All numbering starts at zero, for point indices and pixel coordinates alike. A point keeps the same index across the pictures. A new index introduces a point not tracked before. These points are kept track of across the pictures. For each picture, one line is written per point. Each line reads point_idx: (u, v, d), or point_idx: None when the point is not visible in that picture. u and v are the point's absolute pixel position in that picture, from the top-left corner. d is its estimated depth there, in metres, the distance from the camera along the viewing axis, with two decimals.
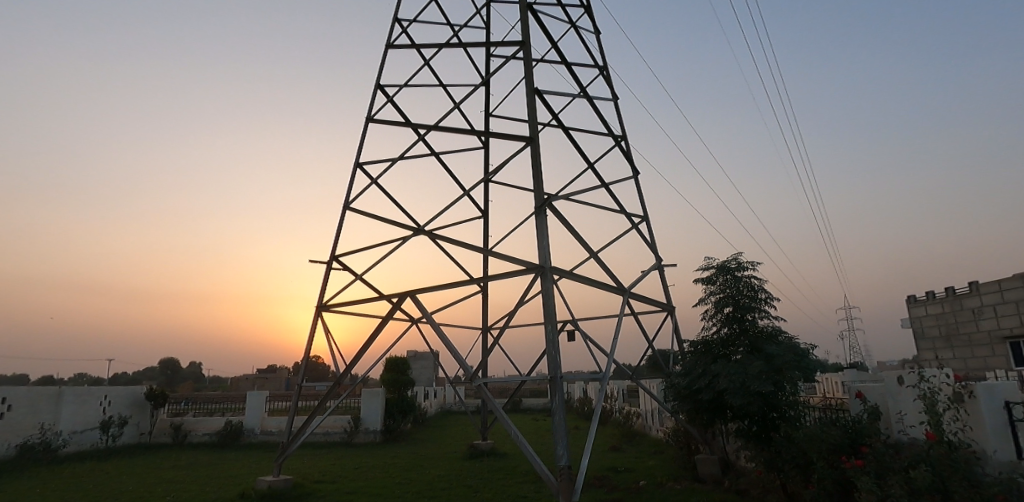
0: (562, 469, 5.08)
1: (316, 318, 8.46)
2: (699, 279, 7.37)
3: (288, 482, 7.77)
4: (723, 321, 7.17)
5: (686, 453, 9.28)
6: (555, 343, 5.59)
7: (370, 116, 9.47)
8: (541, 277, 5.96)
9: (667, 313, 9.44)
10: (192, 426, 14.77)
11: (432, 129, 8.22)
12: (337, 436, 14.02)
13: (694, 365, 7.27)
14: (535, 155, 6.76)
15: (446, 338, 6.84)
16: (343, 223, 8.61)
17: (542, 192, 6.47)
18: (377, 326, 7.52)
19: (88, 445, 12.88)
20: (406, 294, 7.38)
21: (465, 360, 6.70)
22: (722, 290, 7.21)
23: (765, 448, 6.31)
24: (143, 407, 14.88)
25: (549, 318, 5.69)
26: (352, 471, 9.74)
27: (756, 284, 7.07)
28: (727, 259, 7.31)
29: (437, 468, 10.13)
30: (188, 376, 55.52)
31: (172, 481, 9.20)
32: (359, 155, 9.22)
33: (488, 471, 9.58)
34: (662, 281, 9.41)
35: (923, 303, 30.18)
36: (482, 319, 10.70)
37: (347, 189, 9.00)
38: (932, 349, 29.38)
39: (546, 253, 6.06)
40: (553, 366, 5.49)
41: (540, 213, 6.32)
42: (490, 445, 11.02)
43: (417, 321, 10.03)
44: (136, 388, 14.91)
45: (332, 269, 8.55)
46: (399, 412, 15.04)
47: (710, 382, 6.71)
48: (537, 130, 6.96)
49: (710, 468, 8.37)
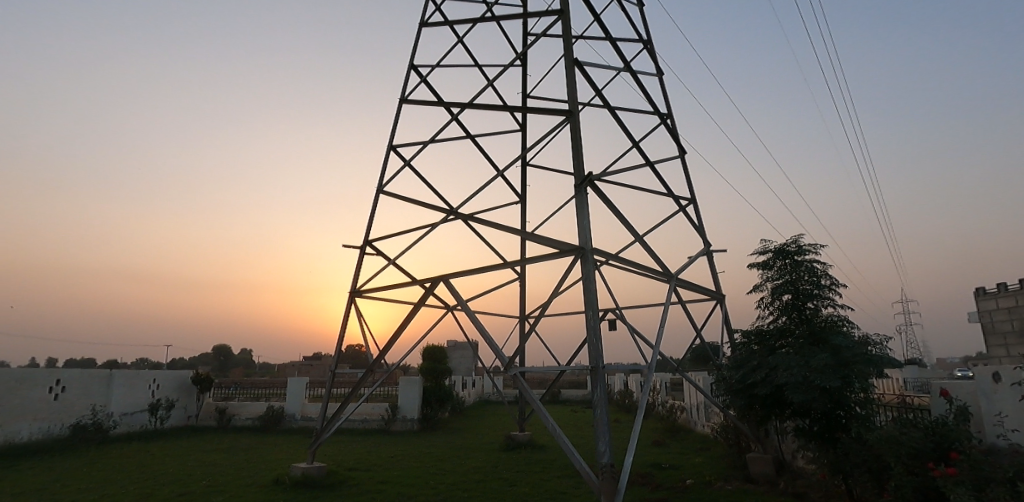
0: (604, 467, 4.68)
1: (349, 304, 8.27)
2: (755, 264, 6.78)
3: (322, 469, 7.64)
4: (780, 310, 6.58)
5: (736, 451, 8.71)
6: (597, 331, 5.16)
7: (404, 97, 9.18)
8: (582, 259, 5.52)
9: (716, 301, 8.84)
10: (236, 410, 15.07)
11: (466, 107, 7.86)
12: (375, 423, 14.00)
13: (748, 358, 6.68)
14: (574, 130, 6.29)
15: (480, 326, 6.49)
16: (377, 206, 8.37)
17: (583, 170, 6.01)
18: (410, 312, 7.26)
19: (137, 426, 13.29)
20: (439, 279, 7.07)
21: (500, 348, 6.34)
22: (780, 276, 6.60)
23: (829, 449, 5.74)
24: (190, 391, 15.28)
25: (591, 304, 5.25)
26: (388, 460, 9.59)
27: (819, 270, 6.42)
28: (786, 242, 6.67)
29: (473, 459, 9.88)
30: (238, 362, 57.62)
31: (211, 465, 9.27)
32: (393, 137, 8.98)
33: (526, 463, 9.25)
34: (711, 267, 8.81)
35: (994, 296, 28.11)
36: (519, 307, 10.34)
37: (380, 173, 8.75)
38: (1003, 345, 27.38)
39: (587, 235, 5.61)
40: (596, 355, 5.06)
41: (580, 191, 5.87)
42: (528, 436, 10.71)
43: (452, 309, 9.75)
44: (184, 372, 15.31)
45: (365, 254, 8.35)
46: (436, 401, 14.91)
47: (765, 376, 6.15)
48: (577, 105, 6.48)
49: (763, 468, 7.81)
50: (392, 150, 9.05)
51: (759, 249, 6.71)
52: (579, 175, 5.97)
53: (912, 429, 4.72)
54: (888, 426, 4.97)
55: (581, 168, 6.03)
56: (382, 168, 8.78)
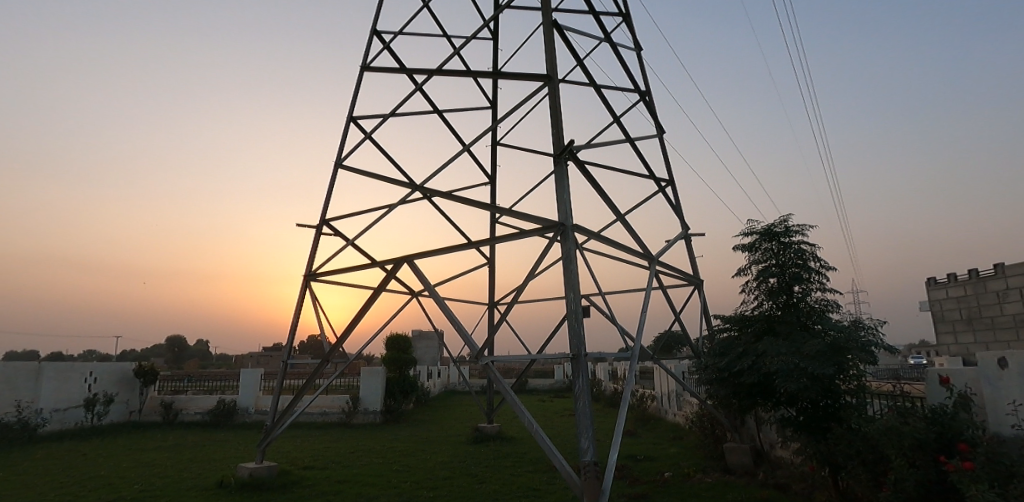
0: (587, 466, 4.21)
1: (303, 288, 7.56)
2: (740, 246, 6.40)
3: (273, 469, 7.00)
4: (766, 293, 6.23)
5: (712, 441, 8.42)
6: (580, 315, 4.65)
7: (364, 64, 8.42)
8: (561, 237, 5.01)
9: (694, 287, 8.50)
10: (184, 405, 14.09)
11: (433, 74, 7.20)
12: (335, 416, 13.27)
13: (732, 345, 6.32)
14: (555, 97, 5.73)
15: (447, 312, 5.90)
16: (334, 182, 7.65)
17: (563, 141, 5.47)
18: (370, 296, 6.61)
19: (71, 424, 12.21)
20: (402, 260, 6.44)
21: (469, 336, 5.78)
22: (766, 259, 6.24)
23: (817, 440, 5.42)
24: (132, 385, 14.18)
25: (571, 287, 4.75)
26: (347, 456, 8.97)
27: (807, 251, 6.08)
28: (772, 223, 6.31)
29: (439, 453, 9.36)
30: (193, 354, 55.18)
31: (149, 466, 8.44)
32: (353, 108, 8.24)
33: (495, 457, 8.79)
34: (690, 251, 8.45)
35: (944, 286, 29.22)
36: (488, 293, 9.79)
37: (339, 146, 8.00)
38: (952, 332, 28.44)
39: (568, 211, 5.09)
40: (577, 341, 4.57)
41: (559, 163, 5.33)
42: (496, 428, 10.24)
43: (416, 295, 9.14)
44: (125, 364, 14.20)
45: (320, 235, 7.63)
46: (400, 392, 14.27)
47: (752, 363, 5.78)
48: (556, 71, 5.90)
49: (741, 458, 7.55)
50: (352, 122, 8.32)
51: (744, 230, 6.33)
52: (559, 146, 5.43)
53: (914, 420, 4.41)
54: (884, 416, 4.67)
55: (561, 139, 5.48)
56: (340, 142, 8.04)
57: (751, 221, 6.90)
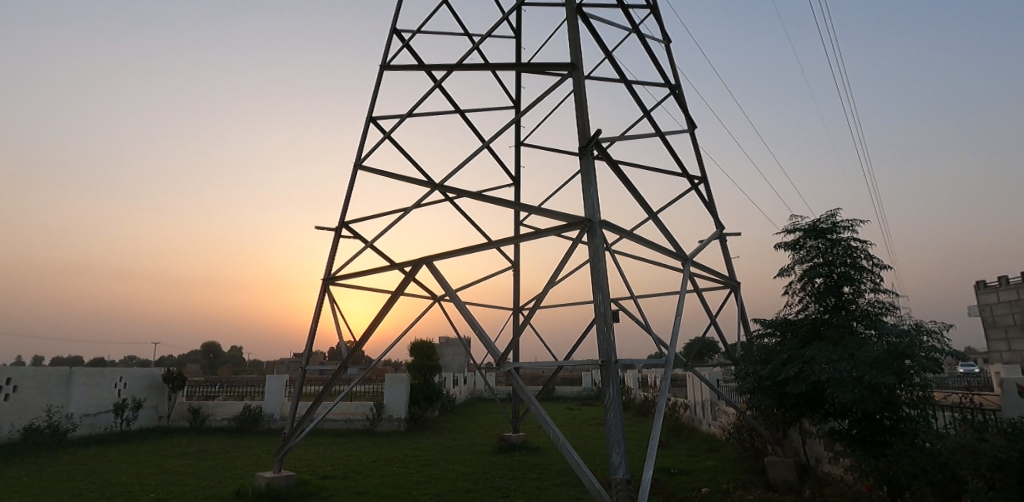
0: (619, 484, 3.82)
1: (322, 292, 7.36)
2: (782, 244, 5.94)
3: (291, 479, 6.80)
4: (812, 296, 5.76)
5: (752, 454, 7.91)
6: (610, 318, 4.28)
7: (384, 63, 8.23)
8: (589, 234, 4.64)
9: (729, 289, 8.02)
10: (211, 411, 14.12)
11: (453, 70, 6.95)
12: (359, 423, 13.08)
13: (776, 351, 5.85)
14: (580, 86, 5.38)
15: (468, 316, 5.60)
16: (353, 183, 7.46)
17: (589, 132, 5.12)
18: (389, 299, 6.35)
19: (101, 428, 12.31)
20: (421, 261, 6.15)
21: (491, 340, 5.45)
22: (812, 258, 5.76)
23: (876, 457, 4.90)
24: (161, 390, 14.29)
25: (600, 288, 4.39)
26: (368, 465, 8.73)
27: (857, 249, 5.59)
28: (818, 219, 5.83)
29: (462, 463, 9.05)
30: (226, 360, 56.28)
31: (170, 473, 8.34)
32: (372, 108, 8.04)
33: (521, 469, 8.43)
34: (724, 251, 7.98)
35: (995, 290, 27.70)
36: (513, 298, 9.48)
37: (358, 147, 7.81)
38: (1003, 339, 26.89)
39: (595, 206, 4.73)
40: (607, 346, 4.19)
41: (585, 155, 4.98)
42: (522, 438, 9.88)
43: (438, 300, 8.88)
44: (154, 369, 14.34)
45: (339, 238, 7.43)
46: (424, 400, 14.02)
47: (800, 371, 5.29)
48: (581, 60, 5.56)
49: (784, 473, 7.06)
50: (372, 122, 8.13)
51: (786, 227, 5.87)
52: (585, 138, 5.07)
53: (993, 436, 3.91)
54: (956, 432, 4.16)
55: (587, 131, 5.14)
56: (360, 142, 7.84)
57: (794, 217, 6.42)
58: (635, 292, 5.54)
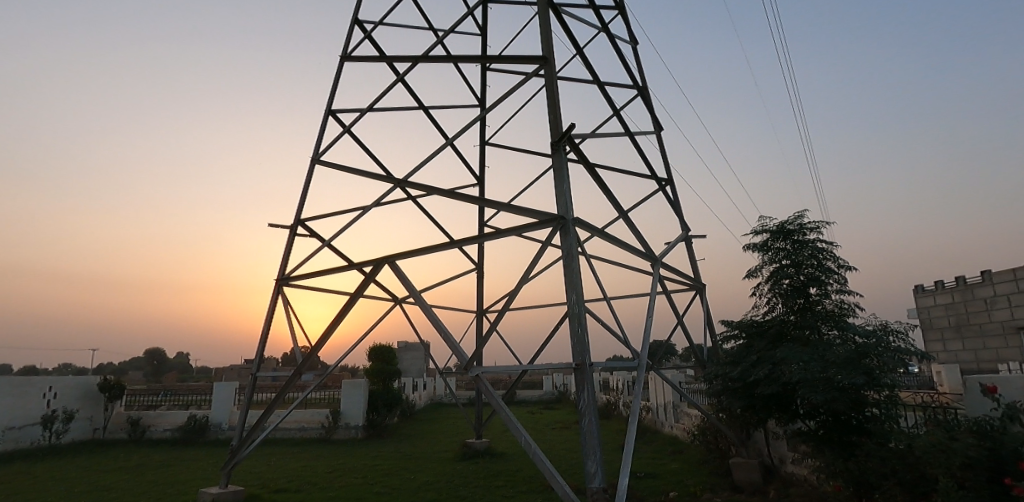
0: (595, 493, 3.63)
1: (276, 293, 6.93)
2: (751, 246, 5.93)
3: (239, 494, 6.35)
4: (780, 297, 5.76)
5: (716, 456, 7.93)
6: (584, 319, 4.10)
7: (344, 54, 7.86)
8: (561, 232, 4.45)
9: (695, 291, 8.01)
10: (153, 421, 13.24)
11: (418, 61, 6.67)
12: (315, 432, 12.51)
13: (745, 353, 5.82)
14: (551, 80, 5.21)
15: (432, 318, 5.32)
16: (310, 179, 7.06)
17: (561, 127, 4.95)
18: (348, 301, 6.00)
19: (27, 443, 11.33)
20: (383, 261, 5.83)
21: (457, 343, 5.19)
22: (780, 259, 5.77)
23: (844, 457, 4.91)
24: (97, 400, 13.31)
25: (573, 288, 4.21)
26: (325, 476, 8.29)
27: (823, 251, 5.62)
28: (785, 220, 5.84)
29: (424, 471, 8.73)
30: (172, 367, 53.64)
31: (104, 490, 7.68)
32: (331, 100, 7.66)
33: (485, 476, 8.18)
34: (690, 253, 7.97)
35: (932, 293, 29.27)
36: (477, 300, 9.23)
37: (316, 140, 7.41)
38: (940, 339, 28.40)
39: (568, 203, 4.54)
40: (581, 347, 4.01)
41: (558, 151, 4.79)
42: (486, 444, 9.62)
43: (399, 302, 8.53)
44: (89, 378, 13.35)
45: (294, 236, 7.01)
46: (383, 406, 13.57)
47: (770, 372, 5.27)
48: (552, 54, 5.39)
49: (749, 474, 7.08)
50: (331, 115, 7.74)
51: (754, 228, 5.86)
52: (557, 133, 4.89)
53: (962, 435, 3.94)
54: (925, 431, 4.18)
55: (559, 126, 4.96)
56: (318, 136, 7.44)
57: (761, 219, 6.42)
58: (607, 293, 5.37)
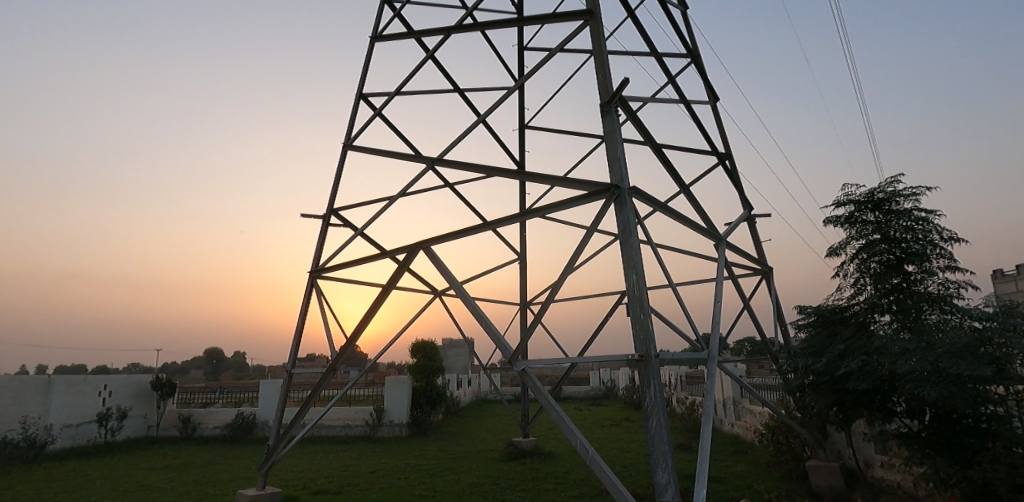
0: None
1: (310, 286, 6.60)
2: (833, 221, 5.17)
3: (277, 496, 6.08)
4: (871, 278, 4.99)
5: (789, 459, 7.18)
6: (647, 303, 3.49)
7: (375, 34, 7.46)
8: (617, 204, 3.84)
9: (762, 277, 7.25)
10: (203, 419, 13.37)
11: (449, 34, 6.19)
12: (359, 430, 12.33)
13: (831, 343, 5.07)
14: (598, 36, 4.60)
15: (474, 310, 4.81)
16: (342, 165, 6.70)
17: (612, 88, 4.34)
18: (384, 292, 5.56)
19: (83, 440, 11.57)
20: (417, 247, 5.36)
21: (501, 335, 4.69)
22: (871, 234, 4.97)
23: (961, 465, 4.13)
24: (149, 398, 13.54)
25: (632, 267, 3.61)
26: (367, 476, 8.01)
27: (924, 221, 4.77)
28: (874, 188, 5.03)
29: (470, 472, 8.34)
30: (230, 365, 55.60)
31: (149, 489, 7.61)
32: (362, 83, 7.29)
33: (534, 477, 7.70)
34: (755, 235, 7.21)
35: (1013, 279, 26.91)
36: (520, 292, 8.73)
37: (347, 125, 7.04)
38: None
39: (623, 170, 3.92)
40: (645, 336, 3.40)
41: (608, 113, 4.18)
42: (532, 443, 9.11)
43: (438, 295, 8.12)
44: (142, 376, 13.61)
45: (327, 226, 6.67)
46: (427, 403, 13.26)
47: (863, 364, 4.51)
48: (598, 8, 4.80)
49: (829, 479, 6.36)
50: (363, 99, 7.36)
51: (836, 200, 5.08)
52: (607, 94, 4.29)
53: None
54: None
55: (610, 87, 4.36)
56: (349, 121, 7.08)
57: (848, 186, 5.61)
58: (671, 277, 4.70)
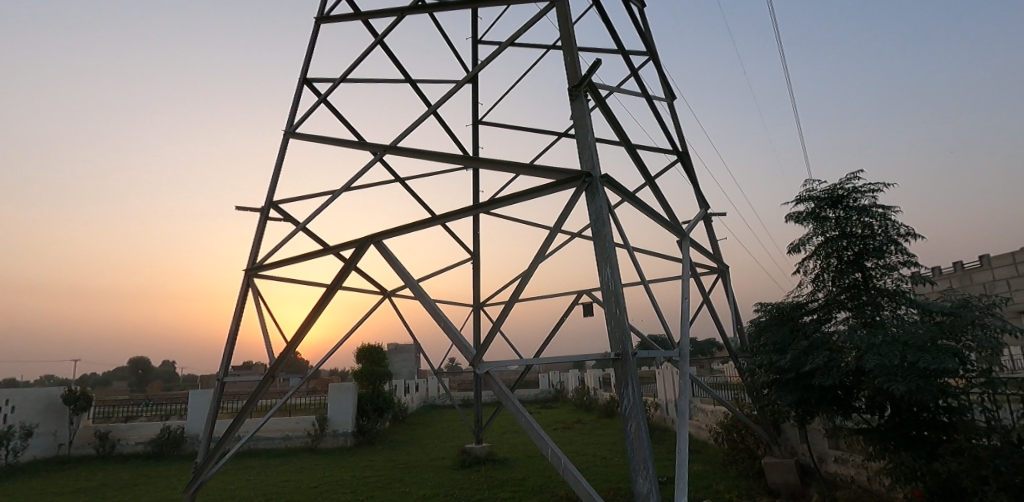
0: None
1: (246, 286, 6.00)
2: (795, 218, 5.18)
3: None
4: (833, 274, 5.01)
5: (745, 457, 7.19)
6: (622, 298, 3.25)
7: (320, 15, 6.93)
8: (588, 192, 3.58)
9: (719, 275, 7.23)
10: (123, 434, 12.19)
11: (402, 17, 5.78)
12: (300, 441, 11.59)
13: (794, 340, 5.04)
14: (564, 18, 4.34)
15: (433, 310, 4.42)
16: (283, 155, 6.15)
17: (580, 72, 4.09)
18: (329, 292, 5.07)
19: None
20: (366, 242, 4.91)
21: (461, 335, 4.31)
22: (832, 231, 4.99)
23: (924, 458, 4.15)
24: (60, 414, 12.22)
25: (606, 260, 3.35)
26: (310, 491, 7.43)
27: (883, 218, 4.81)
28: (835, 185, 5.05)
29: (421, 482, 7.92)
30: (157, 375, 52.03)
31: None
32: (305, 67, 6.74)
33: (490, 485, 7.37)
34: (712, 233, 7.19)
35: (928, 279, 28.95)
36: (474, 293, 8.39)
37: (288, 112, 6.48)
38: None
39: (594, 157, 3.68)
40: (621, 332, 3.16)
41: (577, 97, 3.92)
42: (486, 449, 8.70)
43: (388, 296, 7.66)
44: (52, 389, 12.27)
45: (265, 221, 6.09)
46: (374, 411, 12.64)
47: (828, 360, 4.48)
48: None
49: (785, 477, 6.38)
50: (307, 84, 6.81)
51: (798, 196, 5.06)
52: (575, 79, 4.03)
53: None
54: None
55: (578, 71, 4.10)
56: (291, 107, 6.53)
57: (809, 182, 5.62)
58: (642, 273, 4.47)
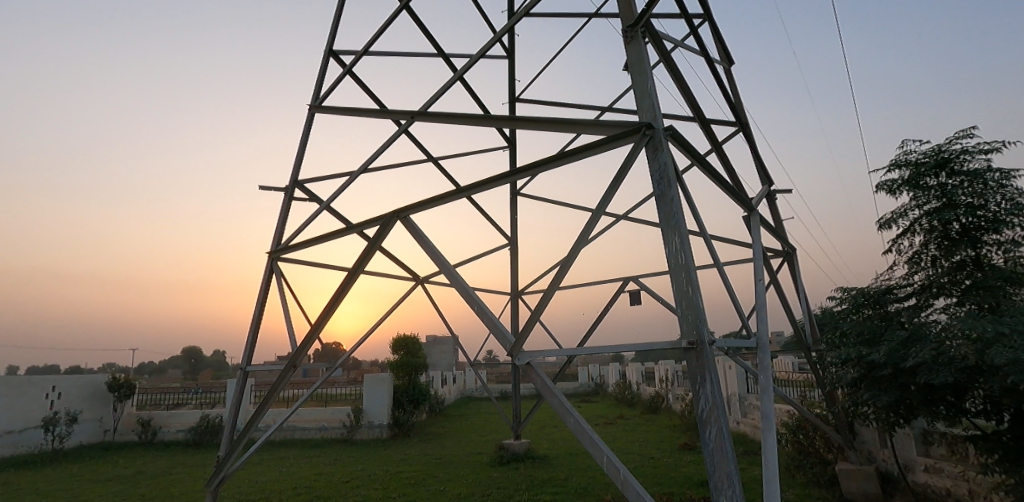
0: None
1: (270, 270, 5.63)
2: (887, 187, 4.44)
3: None
4: (938, 253, 4.25)
5: (814, 463, 6.42)
6: (695, 275, 2.63)
7: None
8: (650, 147, 2.97)
9: (785, 259, 6.45)
10: (164, 422, 12.27)
11: None
12: (336, 432, 11.37)
13: (889, 331, 4.29)
14: None
15: (468, 293, 3.86)
16: (308, 131, 5.75)
17: (636, 13, 3.46)
18: (353, 274, 4.61)
19: (27, 447, 10.43)
20: (391, 218, 4.40)
21: (497, 321, 3.70)
22: (936, 201, 4.23)
23: None
24: (105, 400, 12.39)
25: (674, 227, 2.75)
26: (342, 486, 7.10)
27: (1004, 183, 3.99)
28: (940, 146, 4.26)
29: (458, 479, 7.49)
30: (210, 364, 54.18)
31: None
32: (331, 38, 6.30)
33: (529, 485, 6.88)
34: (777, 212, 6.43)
35: None
36: (512, 281, 7.88)
37: (314, 86, 6.06)
38: None
39: (656, 106, 3.06)
40: (695, 314, 2.56)
41: (632, 40, 3.31)
42: (525, 446, 8.23)
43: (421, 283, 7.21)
44: (97, 376, 12.45)
45: (289, 201, 5.71)
46: (409, 403, 12.32)
47: (936, 354, 3.73)
48: None
49: (865, 486, 5.61)
50: (333, 56, 6.38)
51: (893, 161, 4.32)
52: (631, 19, 3.40)
53: None
54: None
55: (633, 12, 3.48)
56: (317, 81, 6.11)
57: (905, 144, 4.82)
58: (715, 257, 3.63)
